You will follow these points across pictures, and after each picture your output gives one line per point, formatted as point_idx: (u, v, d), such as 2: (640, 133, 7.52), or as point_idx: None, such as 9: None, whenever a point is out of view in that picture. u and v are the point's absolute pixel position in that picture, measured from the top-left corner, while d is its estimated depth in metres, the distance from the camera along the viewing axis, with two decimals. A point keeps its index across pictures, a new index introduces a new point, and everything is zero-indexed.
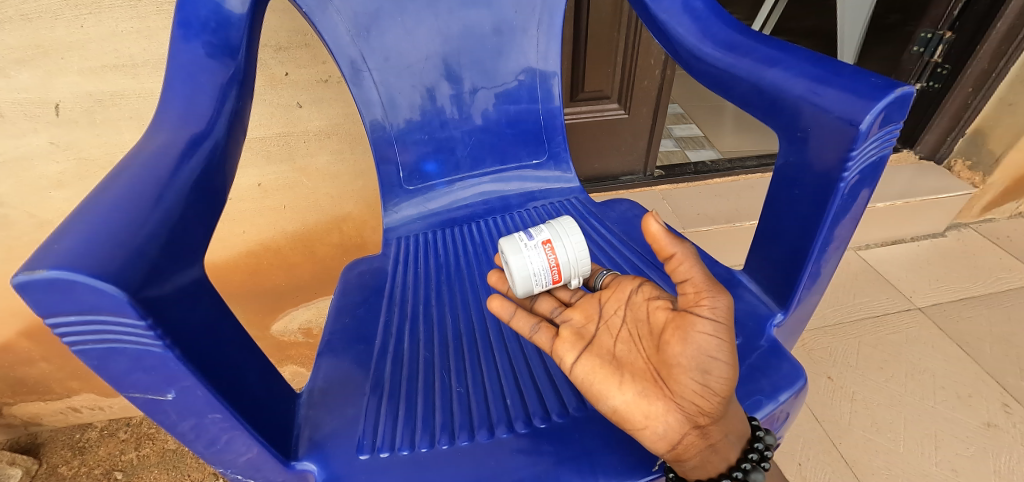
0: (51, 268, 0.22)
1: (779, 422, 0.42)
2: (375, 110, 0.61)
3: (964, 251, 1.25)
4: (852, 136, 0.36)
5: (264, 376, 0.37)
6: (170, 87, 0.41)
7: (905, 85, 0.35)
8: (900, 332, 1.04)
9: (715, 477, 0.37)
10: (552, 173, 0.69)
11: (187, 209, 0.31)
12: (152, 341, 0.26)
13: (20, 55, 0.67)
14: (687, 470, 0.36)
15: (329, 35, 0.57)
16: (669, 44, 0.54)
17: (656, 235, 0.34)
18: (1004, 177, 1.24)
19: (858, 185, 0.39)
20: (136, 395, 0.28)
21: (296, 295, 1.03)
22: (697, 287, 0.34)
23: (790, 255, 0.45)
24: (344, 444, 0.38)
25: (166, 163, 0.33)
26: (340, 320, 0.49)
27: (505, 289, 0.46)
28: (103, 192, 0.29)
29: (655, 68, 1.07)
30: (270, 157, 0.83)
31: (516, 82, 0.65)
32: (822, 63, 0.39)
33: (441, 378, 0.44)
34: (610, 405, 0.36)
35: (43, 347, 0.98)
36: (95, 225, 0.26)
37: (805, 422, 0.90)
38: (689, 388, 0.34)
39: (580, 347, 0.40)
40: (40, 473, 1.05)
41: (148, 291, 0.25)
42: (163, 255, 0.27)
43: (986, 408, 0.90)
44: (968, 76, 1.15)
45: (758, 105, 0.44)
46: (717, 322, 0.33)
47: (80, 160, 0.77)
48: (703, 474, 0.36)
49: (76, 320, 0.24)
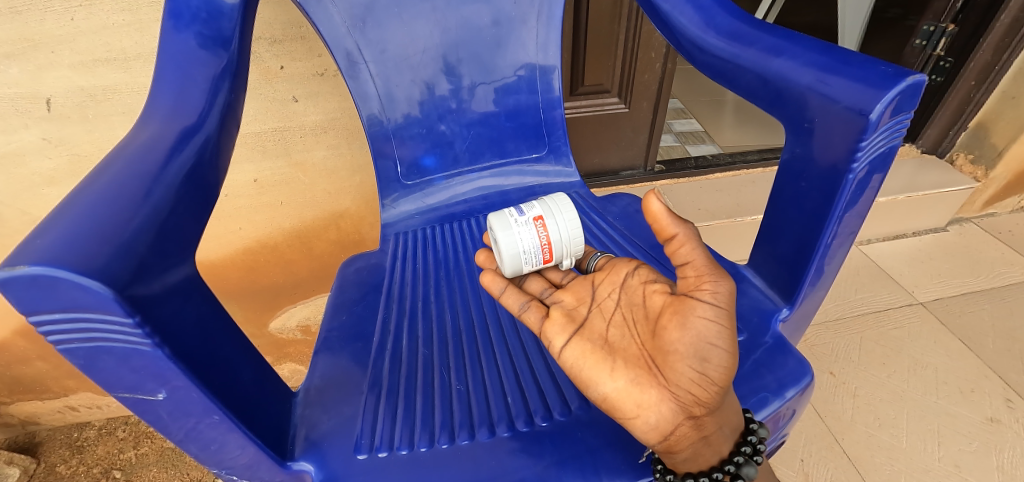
0: (32, 264, 0.21)
1: (784, 420, 0.41)
2: (372, 104, 0.60)
3: (965, 246, 1.24)
4: (861, 127, 0.35)
5: (259, 374, 0.36)
6: (161, 79, 0.40)
7: (917, 73, 0.34)
8: (902, 327, 1.04)
9: (706, 470, 0.36)
10: (552, 168, 0.68)
11: (177, 204, 0.30)
12: (141, 339, 0.25)
13: (10, 49, 0.65)
14: (677, 462, 0.35)
15: (325, 26, 0.56)
16: (672, 35, 0.53)
17: (658, 214, 0.33)
18: (1006, 171, 1.23)
19: (867, 177, 0.38)
20: (125, 395, 0.27)
21: (294, 292, 1.02)
22: (698, 271, 0.33)
23: (796, 250, 0.44)
24: (340, 444, 0.37)
25: (155, 157, 0.32)
26: (337, 317, 0.48)
27: (494, 267, 0.48)
28: (88, 186, 0.28)
29: (655, 62, 1.06)
30: (266, 152, 0.82)
31: (515, 77, 0.64)
32: (830, 52, 0.39)
33: (440, 375, 0.43)
34: (600, 392, 0.35)
35: (39, 346, 0.97)
36: (80, 220, 0.25)
37: (808, 417, 0.89)
38: (684, 376, 0.33)
39: (570, 330, 0.39)
40: (38, 473, 1.04)
41: (135, 289, 0.24)
42: (151, 251, 0.26)
43: (988, 403, 0.90)
44: (972, 69, 1.14)
45: (763, 96, 0.43)
46: (718, 307, 0.33)
47: (73, 156, 0.75)
48: (693, 467, 0.36)
49: (61, 317, 0.23)
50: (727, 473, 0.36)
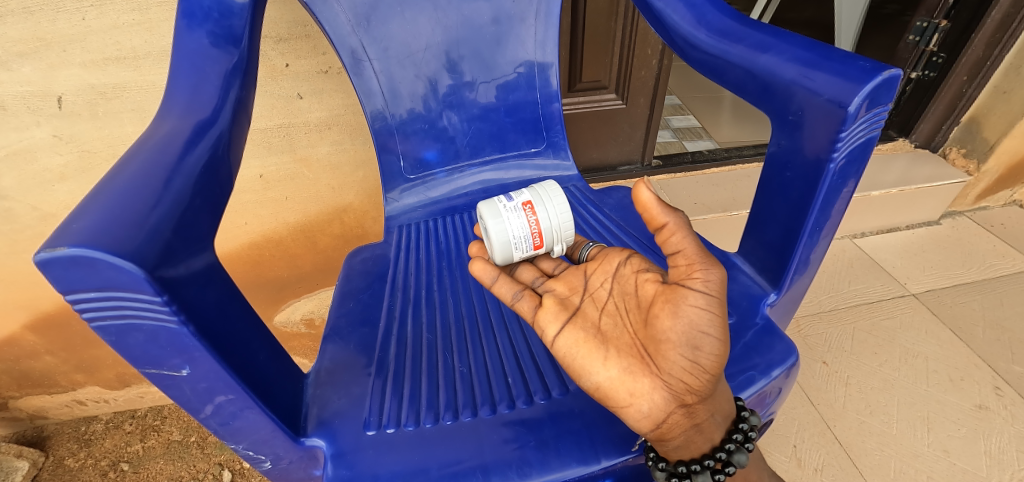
0: (71, 246, 0.23)
1: (770, 398, 0.43)
2: (376, 100, 0.62)
3: (958, 239, 1.26)
4: (841, 118, 0.37)
5: (274, 354, 0.38)
6: (175, 77, 0.42)
7: (893, 67, 0.36)
8: (894, 317, 1.06)
9: (699, 457, 0.39)
10: (550, 161, 0.70)
11: (195, 192, 0.32)
12: (169, 316, 0.27)
13: (22, 48, 0.67)
14: (668, 450, 0.38)
15: (330, 25, 0.57)
16: (666, 32, 0.54)
17: (646, 204, 0.36)
18: (999, 164, 1.25)
19: (847, 167, 0.40)
20: (150, 370, 0.29)
21: (299, 286, 1.05)
22: (689, 259, 0.35)
23: (782, 238, 0.46)
24: (349, 422, 0.39)
25: (173, 149, 0.34)
26: (344, 305, 0.50)
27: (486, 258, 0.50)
28: (114, 177, 0.30)
29: (652, 58, 1.07)
30: (271, 148, 0.84)
31: (514, 74, 0.65)
32: (813, 48, 0.40)
33: (442, 359, 0.45)
34: (593, 381, 0.37)
35: (48, 340, 0.99)
36: (111, 206, 0.27)
37: (801, 405, 0.91)
38: (676, 364, 0.35)
39: (564, 318, 0.41)
40: (47, 465, 1.06)
41: (164, 271, 0.26)
42: (176, 236, 0.28)
43: (977, 391, 0.92)
44: (963, 64, 1.16)
45: (751, 90, 0.45)
46: (709, 295, 0.34)
47: (82, 153, 0.77)
48: (686, 455, 0.38)
49: (95, 296, 0.25)
50: (719, 460, 0.39)
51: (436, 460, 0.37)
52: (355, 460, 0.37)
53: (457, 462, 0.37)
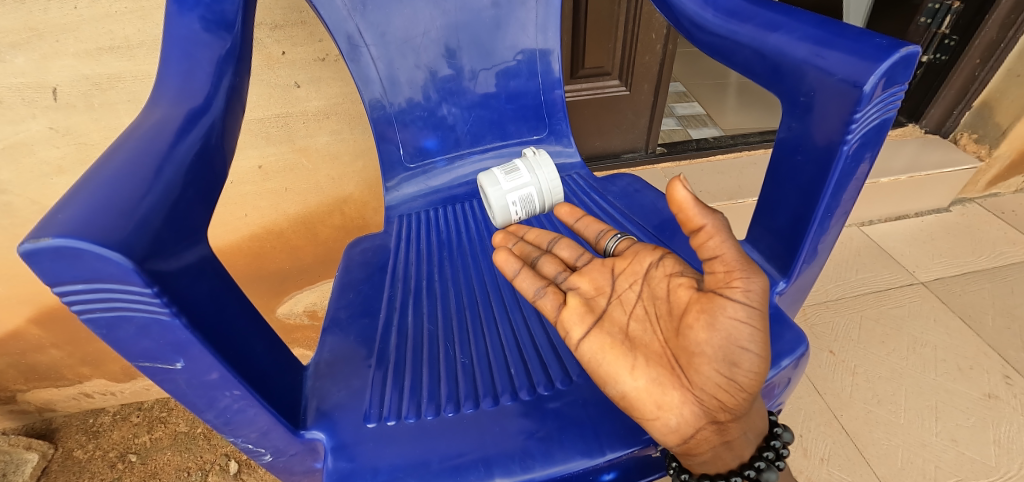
0: (55, 236, 0.22)
1: (778, 389, 0.42)
2: (374, 88, 0.61)
3: (968, 226, 1.24)
4: (855, 99, 0.35)
5: (272, 348, 0.38)
6: (166, 63, 0.41)
7: (910, 45, 0.35)
8: (902, 306, 1.05)
9: (726, 473, 0.38)
10: (553, 148, 0.69)
11: (187, 182, 0.31)
12: (160, 308, 0.26)
13: (15, 39, 0.66)
14: (694, 465, 0.37)
15: (326, 10, 0.56)
16: (671, 13, 0.53)
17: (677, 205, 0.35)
18: (1011, 149, 1.22)
19: (861, 149, 0.38)
20: (145, 364, 0.28)
21: (301, 278, 1.04)
22: (728, 267, 0.34)
23: (792, 224, 0.44)
24: (351, 414, 0.39)
25: (163, 137, 0.33)
26: (344, 296, 0.49)
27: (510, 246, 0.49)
28: (101, 167, 0.29)
29: (656, 43, 1.05)
30: (269, 138, 0.83)
31: (515, 60, 0.64)
32: (826, 26, 0.39)
33: (445, 350, 0.44)
34: (619, 390, 0.36)
35: (53, 333, 0.99)
36: (98, 196, 0.26)
37: (807, 394, 0.90)
38: (709, 380, 0.34)
39: (590, 322, 0.40)
40: (56, 457, 1.06)
41: (154, 263, 0.25)
42: (166, 227, 0.27)
43: (987, 380, 0.91)
44: (976, 46, 1.13)
45: (761, 71, 0.43)
46: (749, 307, 0.33)
47: (80, 145, 0.76)
48: (712, 470, 0.37)
49: (84, 288, 0.24)
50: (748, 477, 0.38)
51: (437, 453, 0.37)
52: (357, 452, 0.37)
53: (459, 455, 0.37)
